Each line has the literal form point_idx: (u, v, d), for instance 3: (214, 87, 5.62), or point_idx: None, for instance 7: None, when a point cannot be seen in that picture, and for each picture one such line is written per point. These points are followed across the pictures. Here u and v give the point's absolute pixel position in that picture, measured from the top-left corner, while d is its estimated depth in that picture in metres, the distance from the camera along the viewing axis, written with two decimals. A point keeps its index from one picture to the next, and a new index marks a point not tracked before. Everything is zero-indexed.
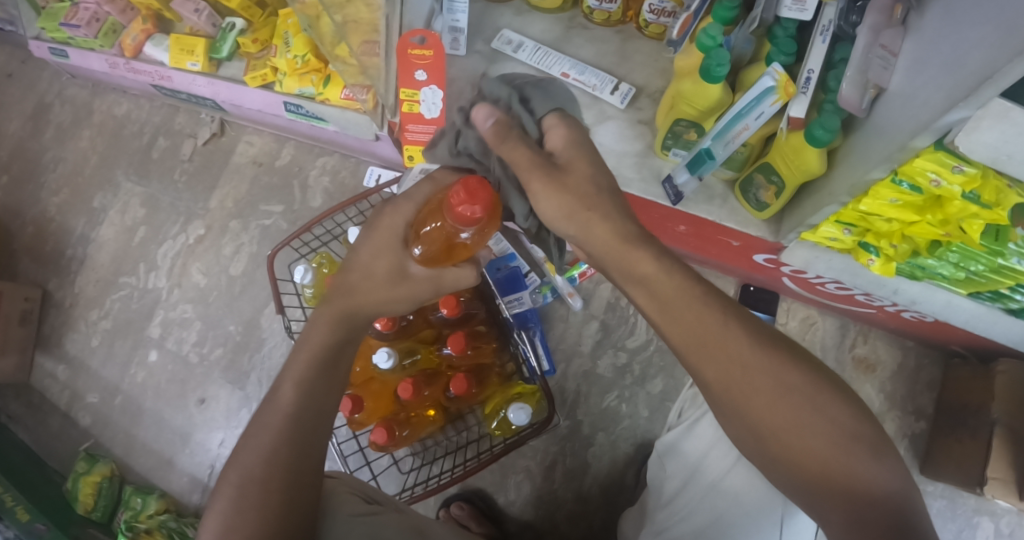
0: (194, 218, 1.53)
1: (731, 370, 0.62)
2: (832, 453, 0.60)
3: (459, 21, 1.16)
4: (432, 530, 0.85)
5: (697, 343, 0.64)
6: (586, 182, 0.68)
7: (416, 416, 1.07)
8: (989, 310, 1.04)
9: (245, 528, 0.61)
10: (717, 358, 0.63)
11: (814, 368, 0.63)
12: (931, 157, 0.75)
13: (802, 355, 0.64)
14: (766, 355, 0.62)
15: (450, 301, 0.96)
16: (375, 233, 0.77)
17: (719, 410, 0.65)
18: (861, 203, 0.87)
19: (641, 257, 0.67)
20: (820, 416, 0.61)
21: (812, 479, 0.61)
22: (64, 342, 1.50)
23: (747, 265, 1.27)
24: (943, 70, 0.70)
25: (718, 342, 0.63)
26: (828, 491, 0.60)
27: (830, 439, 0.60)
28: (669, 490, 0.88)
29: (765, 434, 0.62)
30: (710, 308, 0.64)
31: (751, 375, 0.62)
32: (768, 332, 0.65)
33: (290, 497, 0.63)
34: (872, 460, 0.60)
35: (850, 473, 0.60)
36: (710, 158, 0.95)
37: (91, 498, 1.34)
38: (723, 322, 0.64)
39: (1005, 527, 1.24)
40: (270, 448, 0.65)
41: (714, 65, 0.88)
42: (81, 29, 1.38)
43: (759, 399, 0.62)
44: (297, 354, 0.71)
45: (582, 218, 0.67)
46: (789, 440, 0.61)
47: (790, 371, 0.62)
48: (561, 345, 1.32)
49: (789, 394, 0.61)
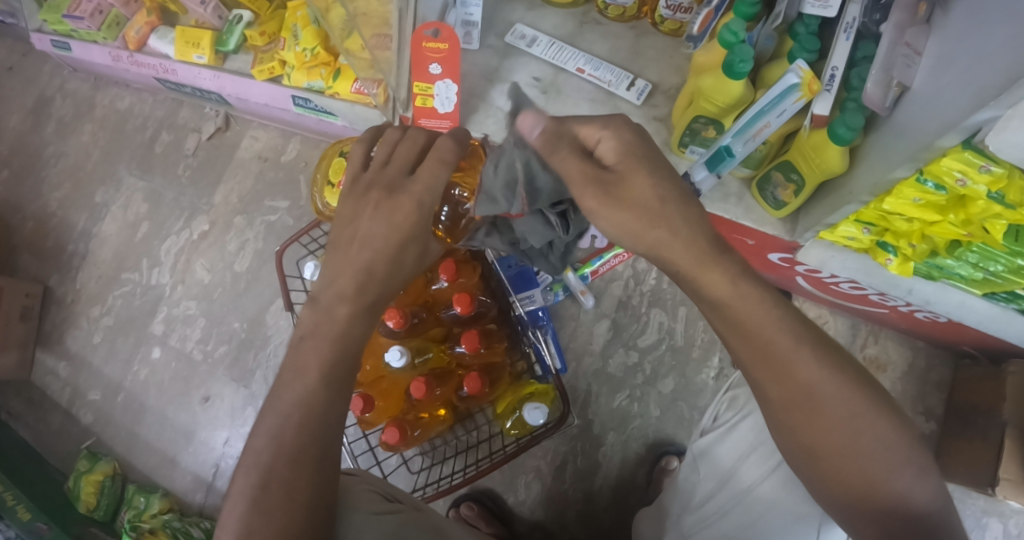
0: (198, 214, 1.51)
1: (795, 387, 0.61)
2: (883, 474, 0.60)
3: (472, 15, 1.14)
4: (450, 530, 0.83)
5: (761, 357, 0.62)
6: (647, 195, 0.62)
7: (427, 416, 1.07)
8: (1003, 311, 1.03)
9: (270, 530, 0.59)
10: (782, 377, 0.62)
11: (877, 391, 0.62)
12: (957, 157, 0.73)
13: (866, 377, 0.62)
14: (832, 376, 0.61)
15: (463, 299, 0.94)
16: (392, 236, 0.70)
17: (776, 424, 0.64)
18: (884, 202, 0.86)
19: (683, 267, 0.62)
20: (877, 439, 0.60)
21: (856, 497, 0.61)
22: (65, 339, 1.48)
23: (760, 265, 1.26)
24: (971, 70, 0.68)
25: (784, 362, 0.61)
26: (870, 509, 0.60)
27: (880, 459, 0.60)
28: (700, 495, 0.86)
29: (816, 451, 0.62)
30: (783, 331, 0.62)
31: (816, 396, 0.61)
32: (836, 353, 0.63)
33: (314, 497, 0.62)
34: (918, 481, 0.60)
35: (896, 494, 0.59)
36: (730, 155, 0.94)
37: (92, 498, 1.32)
38: (793, 343, 0.62)
39: (1014, 528, 1.23)
40: (294, 444, 0.63)
41: (736, 62, 0.87)
42: (84, 21, 1.35)
43: (817, 417, 0.61)
44: (312, 346, 0.69)
45: (653, 236, 0.62)
46: (841, 460, 0.61)
47: (852, 394, 0.61)
48: (571, 344, 1.30)
49: (851, 417, 0.60)
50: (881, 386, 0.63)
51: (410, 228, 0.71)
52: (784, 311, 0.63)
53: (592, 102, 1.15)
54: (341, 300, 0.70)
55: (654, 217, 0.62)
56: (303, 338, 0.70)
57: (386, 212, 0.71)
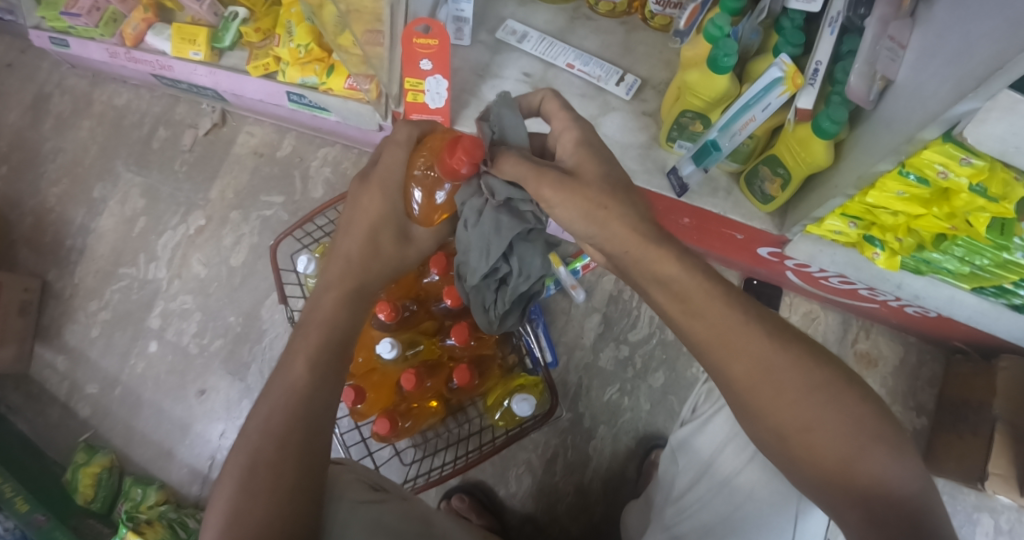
0: (195, 209, 1.53)
1: (755, 367, 0.62)
2: (855, 453, 0.59)
3: (463, 11, 1.16)
4: (437, 521, 0.84)
5: (722, 337, 0.63)
6: (598, 179, 0.67)
7: (417, 407, 1.07)
8: (993, 305, 1.03)
9: (255, 511, 0.58)
10: (741, 355, 0.62)
11: (835, 366, 0.62)
12: (938, 149, 0.74)
13: (821, 353, 0.63)
14: (788, 356, 0.62)
15: (454, 292, 0.97)
16: (366, 217, 0.76)
17: (743, 408, 0.64)
18: (868, 196, 0.87)
19: (632, 246, 0.66)
20: (844, 415, 0.60)
21: (831, 479, 0.60)
22: (64, 333, 1.50)
23: (749, 259, 1.27)
24: (950, 64, 0.69)
25: (742, 341, 0.62)
26: (847, 490, 0.59)
27: (850, 437, 0.59)
28: (680, 486, 0.89)
29: (785, 433, 0.61)
30: (732, 307, 0.63)
31: (774, 376, 0.61)
32: (789, 330, 0.64)
33: (303, 482, 0.61)
34: (891, 461, 0.59)
35: (869, 474, 0.59)
36: (715, 149, 0.96)
37: (90, 490, 1.33)
38: (743, 324, 0.63)
39: (1005, 524, 1.24)
40: (283, 428, 0.63)
41: (721, 56, 0.88)
42: (81, 18, 1.37)
43: (780, 396, 0.61)
44: (308, 331, 0.71)
45: (601, 215, 0.66)
46: (812, 440, 0.60)
47: (810, 367, 0.62)
48: (563, 337, 1.32)
49: (811, 392, 0.61)
50: (841, 361, 0.64)
51: (376, 209, 0.76)
52: (756, 310, 0.64)
53: (583, 97, 1.17)
54: (330, 287, 0.74)
55: (603, 197, 0.66)
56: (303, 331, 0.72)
57: (357, 196, 0.77)
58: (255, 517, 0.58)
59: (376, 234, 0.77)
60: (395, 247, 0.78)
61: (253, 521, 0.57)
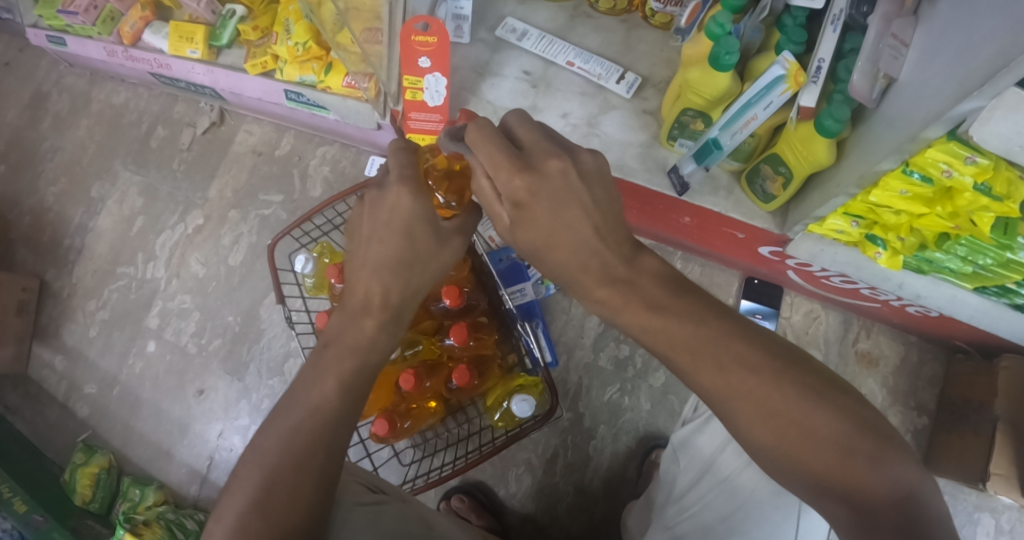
0: (193, 208, 1.52)
1: (714, 395, 0.60)
2: (830, 469, 0.57)
3: (462, 8, 1.16)
4: (437, 523, 0.84)
5: (676, 367, 0.62)
6: (538, 242, 0.65)
7: (417, 407, 1.06)
8: (994, 305, 1.02)
9: (272, 513, 0.58)
10: (698, 379, 0.61)
11: (801, 381, 0.59)
12: (942, 147, 0.73)
13: (785, 368, 0.60)
14: (747, 375, 0.59)
15: (452, 291, 0.95)
16: (394, 217, 0.70)
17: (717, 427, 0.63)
18: (871, 194, 0.86)
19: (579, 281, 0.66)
20: (813, 434, 0.57)
21: (813, 493, 0.58)
22: (62, 332, 1.49)
23: (750, 258, 1.26)
24: (955, 61, 0.68)
25: (696, 367, 0.61)
26: (831, 502, 0.57)
27: (821, 455, 0.57)
28: (680, 487, 0.89)
29: (760, 452, 0.60)
30: (680, 335, 0.62)
31: (732, 402, 0.59)
32: (748, 348, 0.60)
33: (317, 491, 0.60)
34: (871, 472, 0.56)
35: (848, 487, 0.56)
36: (717, 148, 0.95)
37: (89, 490, 1.33)
38: (695, 349, 0.61)
39: (1006, 524, 1.23)
40: (296, 442, 0.62)
41: (723, 54, 0.87)
42: (78, 16, 1.36)
43: (743, 420, 0.59)
44: (325, 340, 0.70)
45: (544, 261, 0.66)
46: (782, 460, 0.59)
47: (774, 387, 0.59)
48: (563, 337, 1.31)
49: (773, 415, 0.58)
50: (811, 366, 0.61)
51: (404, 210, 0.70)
52: (715, 332, 0.61)
53: (583, 95, 1.16)
54: (367, 313, 0.69)
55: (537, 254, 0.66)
56: (325, 344, 0.70)
57: (377, 207, 0.71)
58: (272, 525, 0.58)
59: (411, 233, 0.70)
60: (430, 248, 0.72)
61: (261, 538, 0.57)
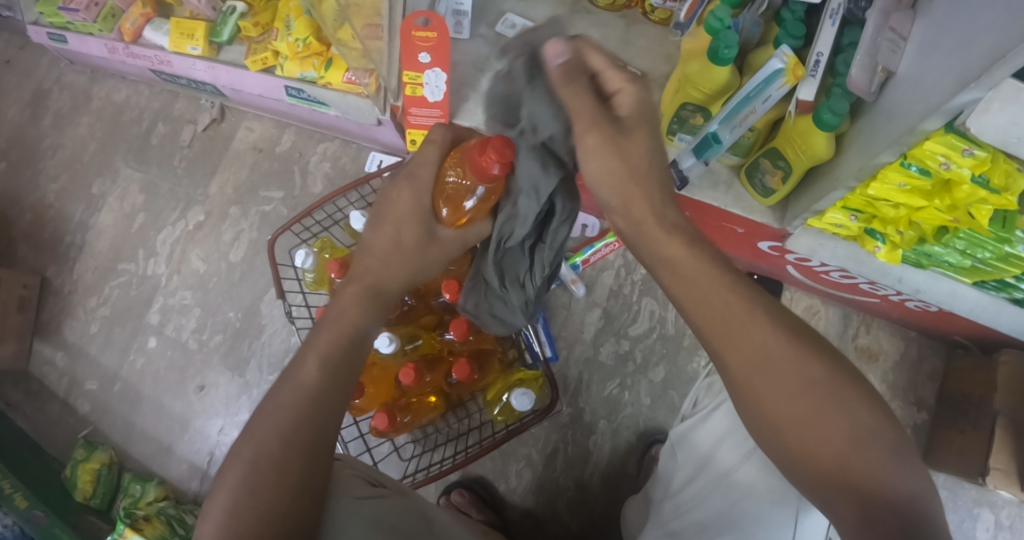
0: (194, 204, 1.52)
1: (754, 356, 0.60)
2: (848, 450, 0.57)
3: (462, 4, 1.16)
4: (436, 518, 0.84)
5: (721, 325, 0.62)
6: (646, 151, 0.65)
7: (416, 402, 1.08)
8: (994, 299, 1.03)
9: (257, 506, 0.57)
10: (746, 334, 0.61)
11: (838, 362, 0.60)
12: (941, 140, 0.73)
13: (827, 348, 0.61)
14: (792, 342, 0.60)
15: (453, 286, 0.94)
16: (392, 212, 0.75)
17: (739, 395, 0.63)
18: (869, 188, 0.86)
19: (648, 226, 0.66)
20: (843, 409, 0.58)
21: (822, 476, 0.58)
22: (63, 329, 1.49)
23: (751, 253, 1.27)
24: (955, 53, 0.68)
25: (747, 325, 0.61)
26: (839, 489, 0.57)
27: (844, 434, 0.57)
28: (679, 481, 0.89)
29: (778, 424, 0.60)
30: (735, 293, 0.63)
31: (771, 365, 0.60)
32: (795, 323, 0.62)
33: (303, 482, 0.60)
34: (887, 463, 0.56)
35: (862, 475, 0.56)
36: (716, 142, 0.96)
37: (89, 486, 1.33)
38: (749, 311, 0.62)
39: (1005, 519, 1.23)
40: (290, 429, 0.61)
41: (722, 48, 0.88)
42: (79, 13, 1.36)
43: (776, 385, 0.59)
44: (324, 328, 0.69)
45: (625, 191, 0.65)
46: (805, 432, 0.58)
47: (810, 363, 0.60)
48: (563, 332, 1.31)
49: (810, 384, 0.59)
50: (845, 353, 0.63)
51: (403, 204, 0.75)
52: (762, 305, 0.62)
53: None
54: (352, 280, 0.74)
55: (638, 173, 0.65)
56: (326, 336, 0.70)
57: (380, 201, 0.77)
58: (257, 514, 0.57)
59: (399, 229, 0.75)
60: (416, 245, 0.76)
61: (251, 528, 0.56)
